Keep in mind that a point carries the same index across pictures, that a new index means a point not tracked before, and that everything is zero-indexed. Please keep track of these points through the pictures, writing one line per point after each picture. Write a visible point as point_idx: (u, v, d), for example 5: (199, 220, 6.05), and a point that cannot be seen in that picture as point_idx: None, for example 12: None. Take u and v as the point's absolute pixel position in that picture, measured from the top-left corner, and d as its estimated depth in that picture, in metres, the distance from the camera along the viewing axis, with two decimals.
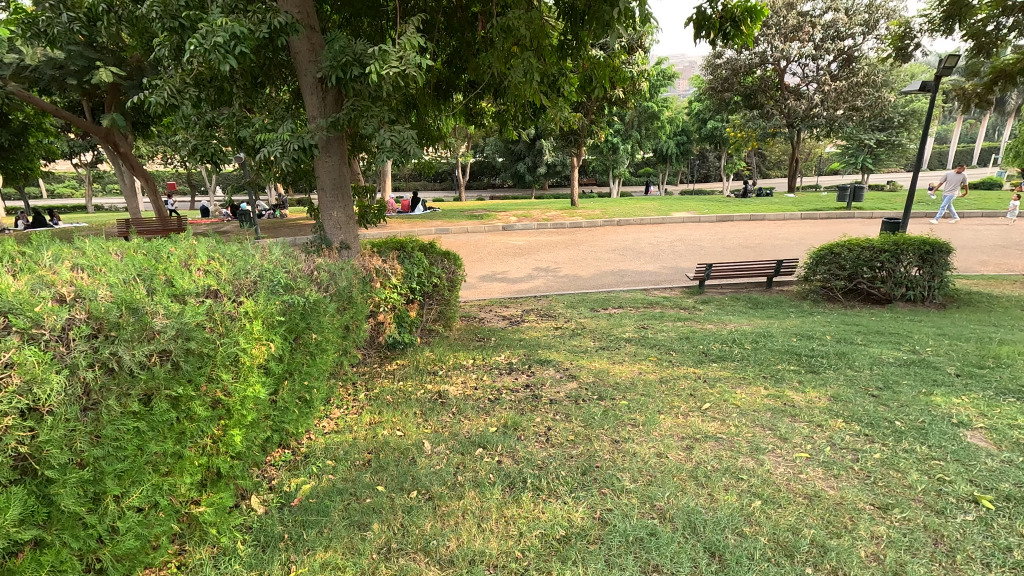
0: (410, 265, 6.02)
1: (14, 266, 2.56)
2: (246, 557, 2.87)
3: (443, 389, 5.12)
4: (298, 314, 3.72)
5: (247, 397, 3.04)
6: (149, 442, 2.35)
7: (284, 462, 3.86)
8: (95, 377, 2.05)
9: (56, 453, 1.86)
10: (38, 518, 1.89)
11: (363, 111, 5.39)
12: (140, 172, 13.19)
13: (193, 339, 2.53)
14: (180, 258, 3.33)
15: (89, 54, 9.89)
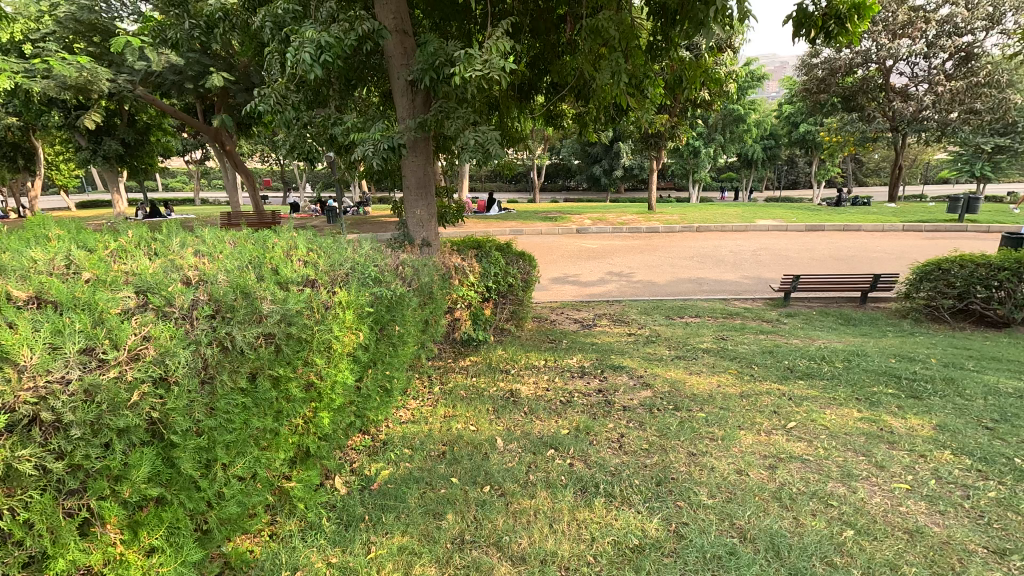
0: (488, 264, 6.13)
1: (148, 250, 2.86)
2: (330, 533, 3.03)
3: (515, 388, 5.16)
4: (385, 307, 3.90)
5: (336, 382, 3.22)
6: (252, 417, 2.54)
7: (364, 447, 4.04)
8: (213, 353, 2.25)
9: (180, 420, 2.03)
10: (163, 478, 2.07)
11: (449, 113, 5.55)
12: (244, 170, 14.13)
13: (294, 324, 2.72)
14: (283, 249, 3.57)
15: (205, 60, 10.80)
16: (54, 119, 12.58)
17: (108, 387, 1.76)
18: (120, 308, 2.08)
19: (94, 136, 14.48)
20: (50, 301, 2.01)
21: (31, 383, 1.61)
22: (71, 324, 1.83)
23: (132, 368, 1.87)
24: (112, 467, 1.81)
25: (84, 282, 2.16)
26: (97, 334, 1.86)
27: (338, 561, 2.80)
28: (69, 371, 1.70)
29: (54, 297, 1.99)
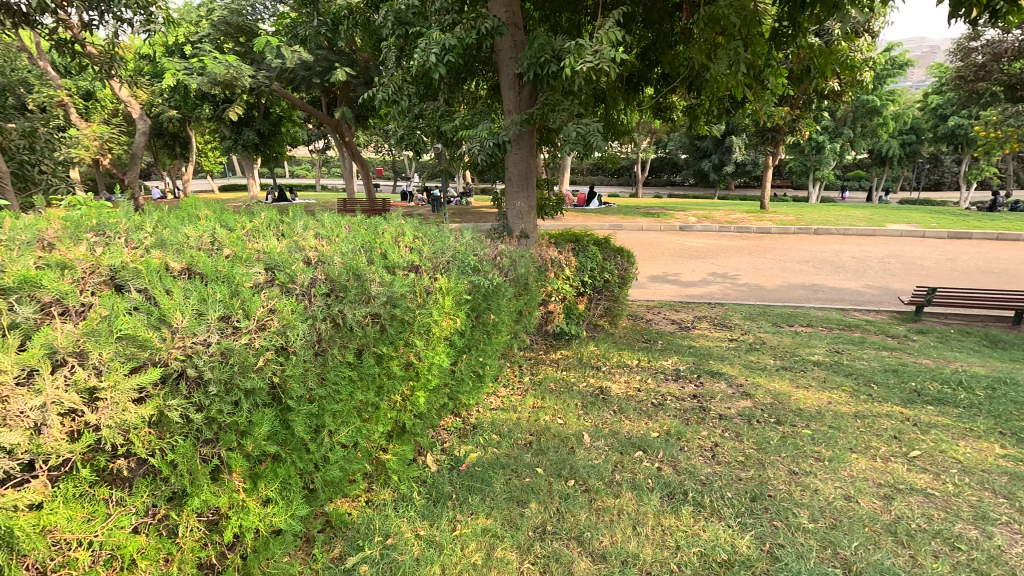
0: (585, 258, 6.08)
1: (276, 231, 3.16)
2: (420, 507, 3.18)
3: (605, 385, 5.10)
4: (482, 295, 4.02)
5: (433, 365, 3.38)
6: (357, 390, 2.73)
7: (454, 429, 4.20)
8: (326, 328, 2.45)
9: (295, 386, 2.23)
10: (279, 437, 2.29)
11: (554, 105, 5.54)
12: (360, 159, 15.02)
13: (398, 307, 2.89)
14: (392, 235, 3.78)
15: (331, 57, 11.62)
16: (205, 112, 14.18)
17: (240, 352, 1.97)
18: (252, 283, 2.32)
19: (236, 127, 16.16)
20: (197, 272, 2.30)
21: (180, 343, 1.85)
22: (212, 293, 2.08)
23: (259, 336, 2.09)
24: (239, 421, 2.03)
25: (225, 258, 2.44)
26: (233, 304, 2.09)
27: (426, 534, 2.95)
28: (210, 334, 1.93)
29: (201, 269, 2.26)
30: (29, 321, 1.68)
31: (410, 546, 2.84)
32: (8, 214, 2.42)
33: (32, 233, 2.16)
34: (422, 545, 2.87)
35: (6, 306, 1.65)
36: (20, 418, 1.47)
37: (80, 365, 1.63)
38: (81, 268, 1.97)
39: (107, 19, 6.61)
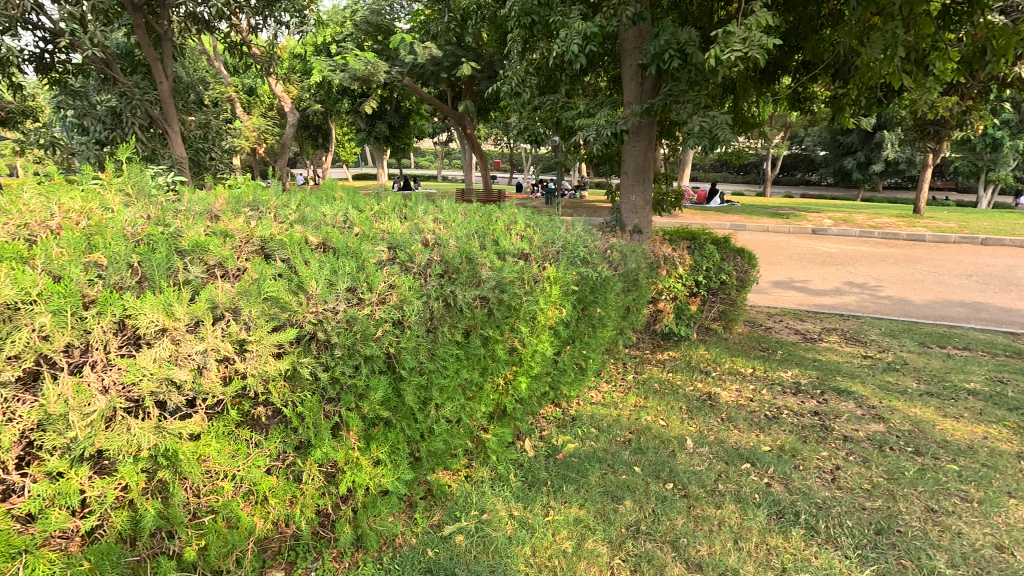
0: (700, 257, 5.80)
1: (400, 214, 3.38)
2: (515, 489, 3.24)
3: (714, 392, 4.84)
4: (589, 287, 4.00)
5: (536, 352, 3.44)
6: (463, 368, 2.86)
7: (554, 418, 4.23)
8: (438, 307, 2.60)
9: (408, 358, 2.39)
10: (391, 404, 2.47)
11: (678, 96, 5.29)
12: (479, 151, 15.35)
13: (506, 292, 2.98)
14: (505, 223, 3.86)
15: (459, 52, 11.97)
16: (344, 105, 15.39)
17: (362, 321, 2.15)
18: (376, 259, 2.51)
19: (369, 119, 17.32)
20: (330, 247, 2.53)
21: (314, 308, 2.06)
22: (342, 266, 2.28)
23: (379, 308, 2.26)
24: (358, 384, 2.23)
25: (354, 236, 2.66)
26: (358, 277, 2.28)
27: (519, 515, 3.01)
28: (338, 303, 2.13)
29: (333, 245, 2.49)
30: (198, 279, 1.95)
31: (503, 525, 2.92)
32: (185, 190, 2.83)
33: (202, 206, 2.50)
34: (515, 525, 2.94)
35: (181, 265, 1.93)
36: (187, 359, 1.72)
37: (234, 320, 1.88)
38: (239, 238, 2.24)
39: (270, 22, 7.43)
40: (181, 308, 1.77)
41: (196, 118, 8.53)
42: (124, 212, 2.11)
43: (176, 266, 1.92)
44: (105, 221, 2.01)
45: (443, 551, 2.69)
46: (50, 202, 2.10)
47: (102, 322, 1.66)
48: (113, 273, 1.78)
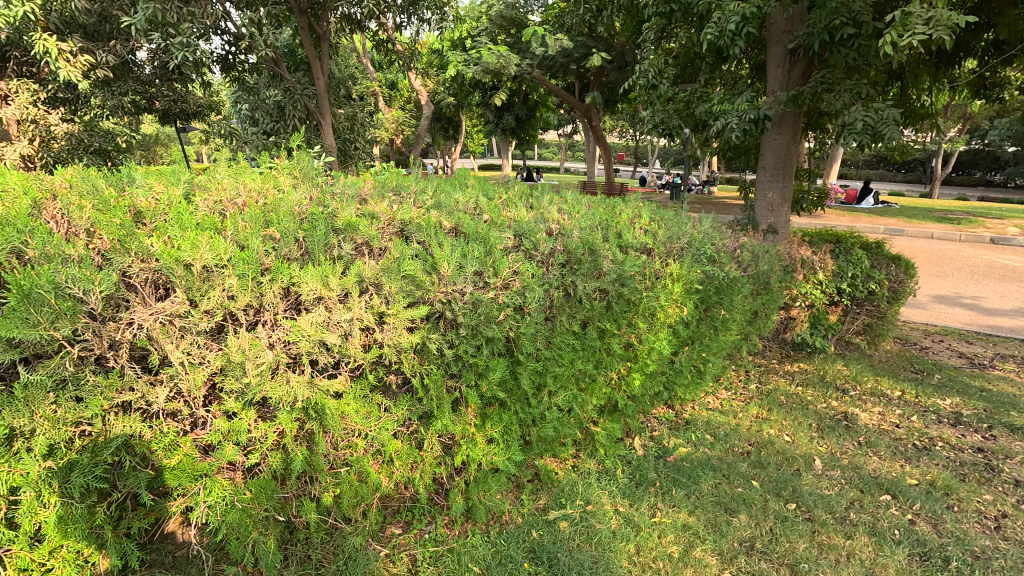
0: (846, 262, 5.24)
1: (526, 203, 3.45)
2: (622, 485, 3.16)
3: (851, 412, 4.38)
4: (714, 288, 3.81)
5: (653, 350, 3.36)
6: (578, 359, 2.87)
7: (666, 420, 4.06)
8: (558, 296, 2.65)
9: (526, 343, 2.46)
10: (507, 386, 2.56)
11: (833, 84, 4.81)
12: (604, 143, 14.92)
13: (626, 285, 2.94)
14: (628, 216, 3.76)
15: (591, 43, 11.51)
16: (475, 98, 15.86)
17: (487, 303, 2.27)
18: (502, 246, 2.60)
19: (498, 112, 17.50)
20: (461, 232, 2.66)
21: (444, 288, 2.20)
22: (472, 250, 2.39)
23: (503, 293, 2.36)
24: (479, 363, 2.34)
25: (483, 222, 2.77)
26: (486, 262, 2.38)
27: (625, 511, 2.93)
28: (466, 285, 2.25)
29: (464, 230, 2.62)
30: (349, 255, 2.16)
31: (608, 518, 2.86)
32: (337, 175, 3.12)
33: (353, 190, 2.75)
34: (621, 520, 2.86)
35: (336, 242, 2.15)
36: (337, 325, 1.94)
37: (376, 294, 2.06)
38: (383, 219, 2.43)
39: (413, 20, 7.91)
40: (335, 279, 1.97)
41: (345, 111, 9.36)
42: (291, 193, 2.40)
43: (331, 242, 2.13)
44: (277, 200, 2.29)
45: (546, 534, 2.69)
46: (235, 183, 2.45)
47: (273, 287, 1.89)
48: (284, 245, 2.01)
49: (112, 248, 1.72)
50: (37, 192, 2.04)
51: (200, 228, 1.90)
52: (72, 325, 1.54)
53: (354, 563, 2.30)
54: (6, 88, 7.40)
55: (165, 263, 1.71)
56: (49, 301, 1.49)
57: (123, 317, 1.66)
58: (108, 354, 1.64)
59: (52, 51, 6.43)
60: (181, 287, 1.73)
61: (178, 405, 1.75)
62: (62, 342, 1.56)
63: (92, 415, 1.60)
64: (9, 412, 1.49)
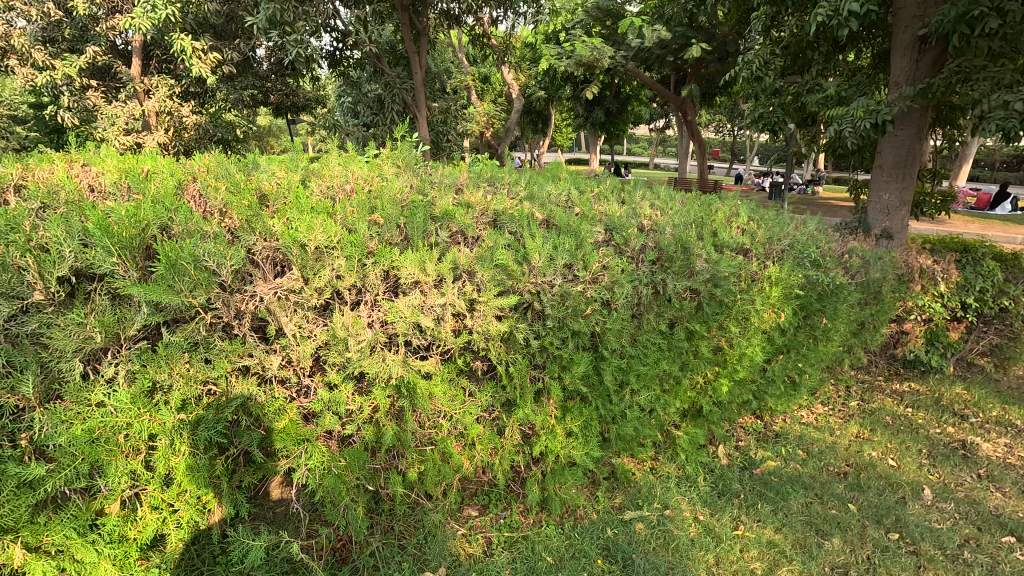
0: (974, 274, 4.68)
1: (617, 198, 3.38)
2: (703, 493, 3.02)
3: (972, 441, 3.91)
4: (816, 295, 3.56)
5: (744, 356, 3.19)
6: (663, 359, 2.79)
7: (754, 431, 3.81)
8: (647, 293, 2.60)
9: (611, 339, 2.44)
10: (590, 381, 2.55)
11: (970, 74, 4.29)
12: (698, 139, 14.21)
13: (719, 287, 2.82)
14: (725, 214, 3.56)
15: (690, 33, 10.91)
16: (566, 92, 15.70)
17: (575, 297, 2.28)
18: (593, 240, 2.57)
19: (589, 106, 17.16)
20: (552, 224, 2.67)
21: (534, 279, 2.23)
22: (563, 243, 2.39)
23: (591, 287, 2.35)
24: (563, 356, 2.36)
25: (574, 215, 2.76)
26: (576, 255, 2.37)
27: (705, 521, 2.81)
28: (555, 277, 2.26)
29: (556, 222, 2.62)
30: (444, 243, 2.24)
31: (687, 525, 2.75)
32: (434, 164, 3.23)
33: (450, 180, 2.84)
34: (699, 530, 2.74)
35: (434, 229, 2.23)
36: (430, 309, 2.04)
37: (469, 281, 2.14)
38: (478, 208, 2.49)
39: (509, 14, 7.99)
40: (432, 265, 2.06)
41: (440, 105, 9.64)
42: (394, 181, 2.52)
43: (430, 229, 2.22)
44: (381, 187, 2.41)
45: (621, 534, 2.64)
46: (344, 170, 2.61)
47: (376, 269, 2.00)
48: (387, 230, 2.12)
49: (240, 226, 1.89)
50: (179, 174, 2.29)
51: (315, 211, 2.04)
52: (207, 294, 1.72)
53: (433, 538, 2.39)
54: (148, 83, 8.20)
55: (285, 243, 1.86)
56: (190, 272, 1.68)
57: (248, 290, 1.83)
58: (233, 322, 1.83)
59: (188, 49, 7.13)
60: (297, 266, 1.87)
61: (288, 373, 1.91)
62: (198, 309, 1.75)
63: (218, 375, 1.80)
64: (154, 367, 1.70)
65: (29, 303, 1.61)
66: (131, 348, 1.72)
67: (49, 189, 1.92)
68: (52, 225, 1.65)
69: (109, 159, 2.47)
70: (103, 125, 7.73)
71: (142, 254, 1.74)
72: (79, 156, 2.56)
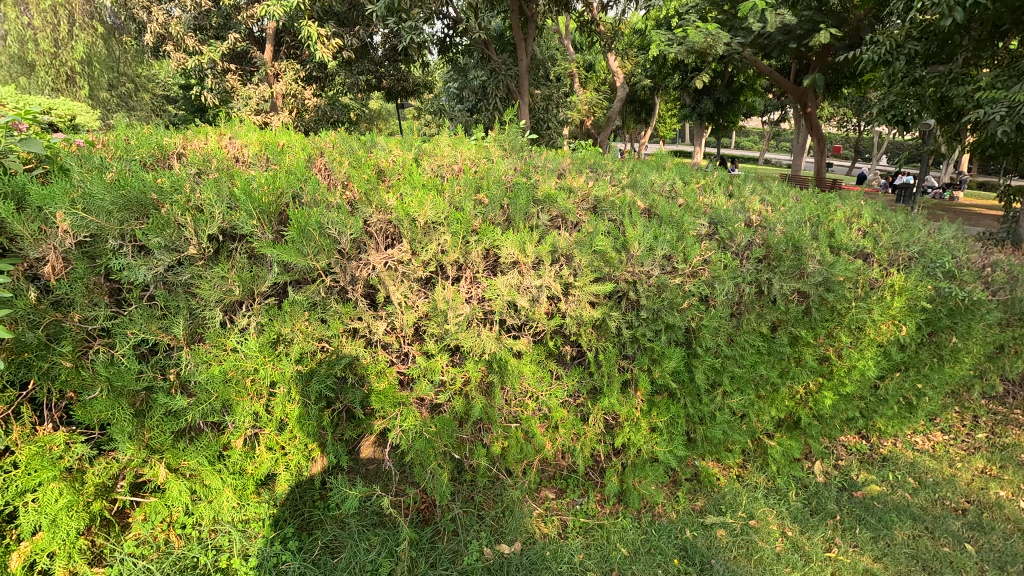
0: None
1: (724, 191, 3.22)
2: (793, 508, 2.82)
3: None
4: (946, 309, 3.19)
5: (854, 369, 2.93)
6: (762, 363, 2.65)
7: (856, 451, 3.47)
8: (750, 292, 2.48)
9: (706, 336, 2.37)
10: (680, 377, 2.48)
11: None
12: (817, 133, 13.08)
13: (831, 292, 2.63)
14: (844, 214, 3.26)
15: (819, 18, 9.95)
16: (674, 80, 15.02)
17: (672, 290, 2.23)
18: (695, 232, 2.49)
19: (696, 96, 16.29)
20: (654, 214, 2.61)
21: (631, 268, 2.22)
22: (664, 234, 2.33)
23: (690, 281, 2.29)
24: (655, 348, 2.32)
25: (678, 206, 2.67)
26: (676, 247, 2.31)
27: (794, 537, 2.62)
28: (653, 268, 2.23)
29: (658, 212, 2.56)
30: (544, 226, 2.27)
31: (773, 539, 2.60)
32: (537, 149, 3.25)
33: (554, 164, 2.86)
34: (787, 545, 2.58)
35: (535, 212, 2.27)
36: (527, 290, 2.09)
37: (566, 266, 2.15)
38: (579, 194, 2.49)
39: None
40: (532, 246, 2.10)
41: (542, 92, 9.64)
42: (499, 163, 2.58)
43: (531, 212, 2.25)
44: (487, 168, 2.48)
45: (701, 538, 2.55)
46: (454, 150, 2.71)
47: (478, 248, 2.07)
48: (490, 211, 2.19)
49: (359, 199, 2.03)
50: (308, 149, 2.50)
51: (425, 188, 2.14)
52: (327, 259, 1.87)
53: (511, 514, 2.45)
54: (278, 68, 8.90)
55: (397, 216, 1.97)
56: (315, 237, 1.83)
57: (362, 258, 1.97)
58: (347, 288, 1.98)
59: (314, 36, 7.65)
60: (406, 239, 1.99)
61: (391, 339, 2.05)
62: (319, 273, 1.92)
63: (332, 334, 1.97)
64: (279, 322, 1.89)
65: (184, 256, 1.84)
66: (261, 303, 1.92)
67: (204, 158, 2.17)
68: (207, 189, 1.87)
69: (250, 133, 2.74)
70: (239, 105, 8.55)
71: (277, 219, 1.94)
72: (226, 129, 2.86)
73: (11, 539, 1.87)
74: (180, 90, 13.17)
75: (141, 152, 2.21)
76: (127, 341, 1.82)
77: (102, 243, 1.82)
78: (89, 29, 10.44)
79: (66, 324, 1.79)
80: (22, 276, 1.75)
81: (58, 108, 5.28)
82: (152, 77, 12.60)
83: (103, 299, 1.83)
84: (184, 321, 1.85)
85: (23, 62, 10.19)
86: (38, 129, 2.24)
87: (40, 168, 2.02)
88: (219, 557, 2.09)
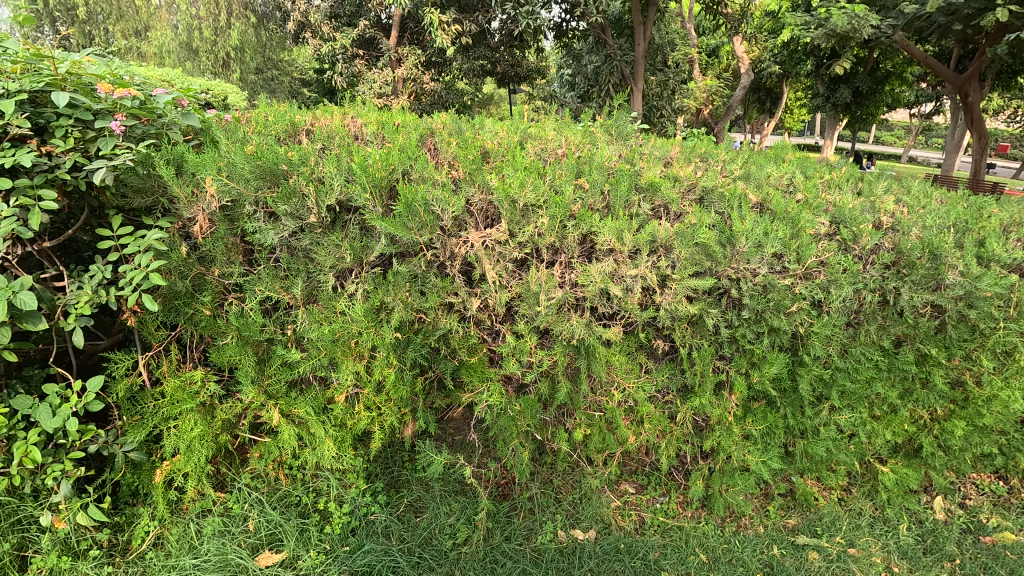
0: None
1: (854, 188, 2.92)
2: (903, 542, 2.52)
3: None
4: None
5: (997, 400, 2.53)
6: (879, 379, 2.42)
7: (989, 493, 2.91)
8: (872, 301, 2.26)
9: (815, 344, 2.19)
10: (781, 385, 2.33)
11: None
12: (977, 127, 11.37)
13: (973, 309, 2.31)
14: (1001, 220, 2.79)
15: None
16: (806, 67, 13.68)
17: (779, 290, 2.10)
18: (813, 231, 2.27)
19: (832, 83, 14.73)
20: (767, 209, 2.43)
21: (736, 264, 2.10)
22: (776, 230, 2.16)
23: (801, 284, 2.13)
24: (755, 352, 2.20)
25: (795, 202, 2.46)
26: (789, 245, 2.14)
27: None
28: (760, 266, 2.09)
29: (772, 207, 2.38)
30: (645, 215, 2.22)
31: (875, 571, 2.34)
32: (646, 136, 3.14)
33: (661, 152, 2.77)
34: None
35: (637, 201, 2.22)
36: (621, 279, 2.06)
37: (664, 257, 2.09)
38: (685, 183, 2.41)
39: None
40: (629, 235, 2.05)
41: (658, 78, 9.23)
42: (603, 149, 2.54)
43: (632, 200, 2.22)
44: (590, 154, 2.45)
45: (789, 557, 2.37)
46: (559, 135, 2.72)
47: (575, 232, 2.07)
48: (590, 196, 2.17)
49: (463, 178, 2.11)
50: (420, 129, 2.63)
51: (527, 171, 2.17)
52: (430, 235, 1.97)
53: (588, 501, 2.44)
54: (401, 53, 9.31)
55: (498, 197, 2.03)
56: (420, 213, 1.94)
57: (462, 236, 2.05)
58: (446, 263, 2.07)
59: (435, 23, 7.89)
60: (504, 219, 2.04)
61: (483, 316, 2.11)
62: (421, 247, 2.03)
63: (429, 306, 2.08)
64: (384, 290, 2.03)
65: (306, 224, 2.03)
66: (368, 272, 2.08)
67: (329, 135, 2.37)
68: (328, 163, 2.03)
69: (370, 114, 2.92)
70: (364, 88, 9.05)
71: (387, 193, 2.07)
72: (350, 109, 3.07)
73: (157, 458, 2.21)
74: (313, 74, 14.25)
75: (276, 128, 2.45)
76: (254, 296, 2.08)
77: (240, 208, 2.06)
78: (243, 19, 11.62)
79: (208, 278, 2.08)
80: (177, 234, 2.05)
81: (215, 88, 5.96)
82: (291, 62, 13.77)
83: (238, 258, 2.09)
84: (302, 283, 2.08)
85: (188, 47, 11.21)
86: (195, 104, 2.53)
87: (196, 140, 2.31)
88: (318, 499, 2.30)
